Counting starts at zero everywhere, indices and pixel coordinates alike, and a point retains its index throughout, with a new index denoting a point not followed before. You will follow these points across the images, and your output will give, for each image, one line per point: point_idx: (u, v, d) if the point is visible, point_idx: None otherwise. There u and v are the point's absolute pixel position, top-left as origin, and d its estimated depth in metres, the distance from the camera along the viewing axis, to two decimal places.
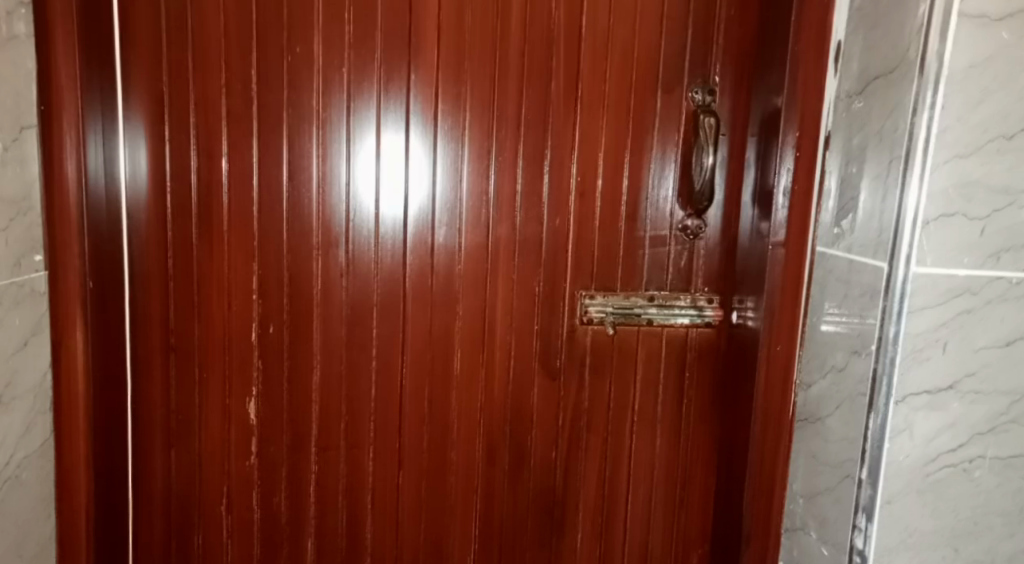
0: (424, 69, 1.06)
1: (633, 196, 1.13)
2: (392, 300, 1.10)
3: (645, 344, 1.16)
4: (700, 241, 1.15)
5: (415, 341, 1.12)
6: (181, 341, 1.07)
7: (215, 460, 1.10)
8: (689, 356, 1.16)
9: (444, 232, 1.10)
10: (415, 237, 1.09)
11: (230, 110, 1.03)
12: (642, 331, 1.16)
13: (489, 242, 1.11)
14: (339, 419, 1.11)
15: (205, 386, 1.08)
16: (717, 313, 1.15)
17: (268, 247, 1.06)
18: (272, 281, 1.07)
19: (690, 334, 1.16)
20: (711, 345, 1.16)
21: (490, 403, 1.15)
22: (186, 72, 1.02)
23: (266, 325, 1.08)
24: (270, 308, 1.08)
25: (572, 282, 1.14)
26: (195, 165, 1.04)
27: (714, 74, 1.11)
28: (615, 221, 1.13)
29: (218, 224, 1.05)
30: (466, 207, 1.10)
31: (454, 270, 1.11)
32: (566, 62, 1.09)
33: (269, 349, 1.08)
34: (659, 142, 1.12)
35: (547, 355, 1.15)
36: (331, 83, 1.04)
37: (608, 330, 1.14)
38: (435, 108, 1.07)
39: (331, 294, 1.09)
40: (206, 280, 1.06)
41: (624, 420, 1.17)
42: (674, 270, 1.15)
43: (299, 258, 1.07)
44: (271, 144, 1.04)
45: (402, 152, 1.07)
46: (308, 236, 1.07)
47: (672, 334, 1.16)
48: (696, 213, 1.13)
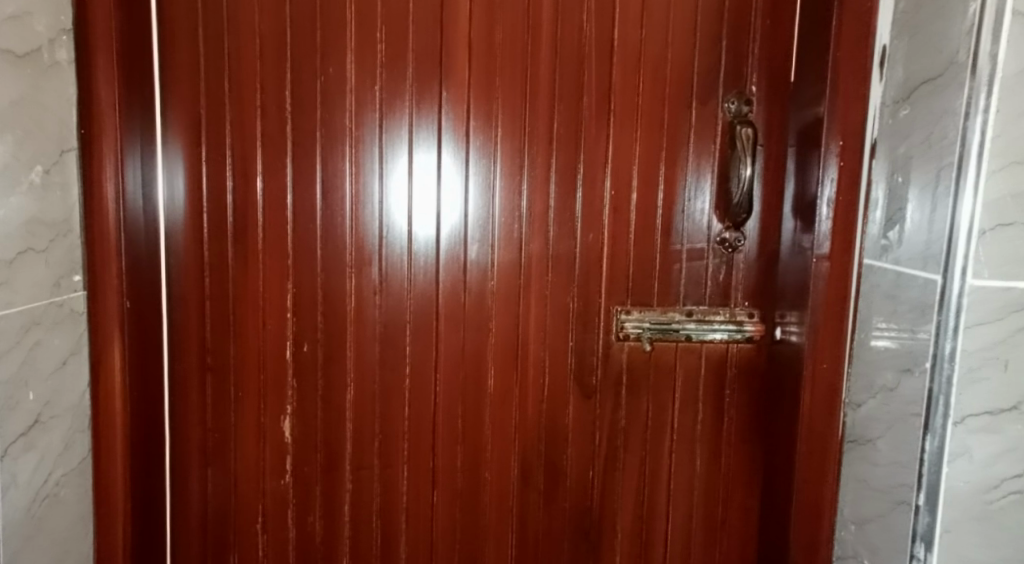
0: (455, 87, 1.06)
1: (668, 209, 1.11)
2: (425, 319, 1.09)
3: (683, 361, 1.14)
4: (738, 255, 1.13)
5: (448, 359, 1.10)
6: (218, 360, 1.06)
7: (250, 479, 1.09)
8: (729, 372, 1.14)
9: (475, 249, 1.09)
10: (447, 255, 1.09)
11: (265, 131, 1.04)
12: (680, 347, 1.14)
13: (522, 259, 1.10)
14: (372, 439, 1.10)
15: (241, 405, 1.07)
16: (757, 328, 1.13)
17: (302, 265, 1.06)
18: (306, 301, 1.06)
19: (730, 350, 1.14)
20: (752, 363, 1.14)
21: (524, 421, 1.13)
22: (222, 94, 1.03)
23: (300, 344, 1.07)
24: (304, 326, 1.07)
25: (607, 298, 1.12)
26: (231, 184, 1.04)
27: (749, 85, 1.09)
28: (650, 237, 1.11)
29: (253, 244, 1.05)
30: (498, 226, 1.09)
31: (487, 288, 1.10)
32: (598, 76, 1.08)
33: (304, 368, 1.07)
34: (695, 155, 1.10)
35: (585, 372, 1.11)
36: (363, 103, 1.05)
37: (645, 346, 1.12)
38: (466, 125, 1.07)
39: (364, 312, 1.08)
40: (241, 299, 1.06)
41: (662, 440, 1.15)
42: (712, 284, 1.13)
43: (332, 277, 1.07)
44: (305, 165, 1.05)
45: (435, 170, 1.07)
46: (341, 254, 1.07)
47: (711, 349, 1.14)
48: (734, 226, 1.11)
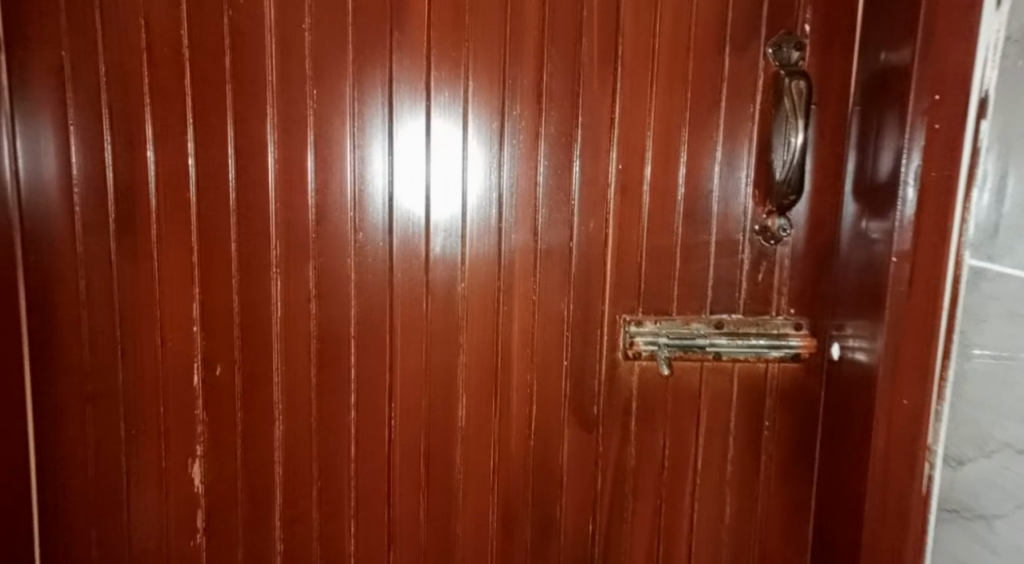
0: (411, 27, 0.80)
1: (693, 190, 0.86)
2: (376, 333, 0.84)
3: (709, 384, 0.90)
4: (782, 248, 0.88)
5: (407, 383, 0.86)
6: (102, 388, 0.82)
7: (152, 539, 0.85)
8: (768, 399, 0.91)
9: (441, 242, 0.84)
10: (404, 248, 0.84)
11: (156, 86, 0.78)
12: (706, 365, 0.90)
13: (502, 255, 0.85)
14: (309, 486, 0.86)
15: (135, 445, 0.83)
16: (807, 341, 0.89)
17: (212, 264, 0.81)
18: (218, 310, 0.82)
19: (771, 369, 0.90)
20: (799, 386, 0.90)
21: (506, 462, 0.88)
22: (95, 35, 0.77)
23: (212, 366, 0.82)
24: (217, 343, 0.82)
25: (612, 304, 0.87)
26: (112, 158, 0.79)
27: (801, 24, 0.83)
28: (669, 225, 0.86)
29: (145, 238, 0.80)
30: (471, 212, 0.84)
31: (456, 292, 0.85)
32: (601, 13, 0.82)
33: (218, 396, 0.83)
34: (729, 119, 0.85)
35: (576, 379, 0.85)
36: (289, 47, 0.79)
37: (663, 370, 0.85)
38: (427, 77, 0.81)
39: (297, 323, 0.83)
40: (131, 309, 0.81)
41: (682, 482, 0.91)
42: (748, 286, 0.89)
43: (253, 280, 0.82)
44: (212, 131, 0.80)
45: (386, 139, 0.82)
46: (265, 249, 0.81)
47: (745, 369, 0.90)
48: (778, 211, 0.86)
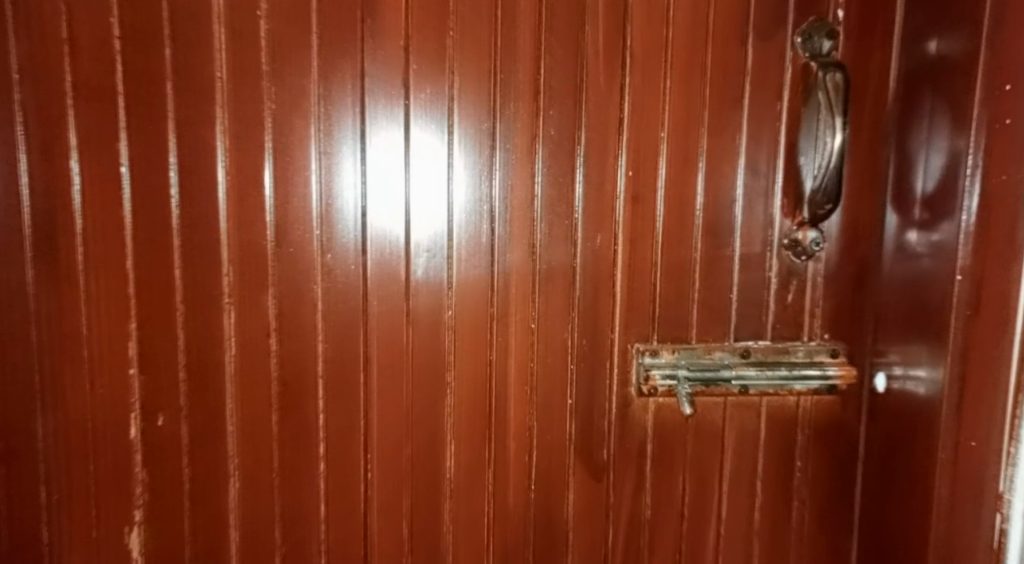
0: (387, 14, 0.69)
1: (714, 200, 0.75)
2: (348, 371, 0.72)
3: (734, 422, 0.79)
4: (814, 265, 0.77)
5: (386, 429, 0.73)
6: (19, 443, 0.69)
7: None
8: (801, 437, 0.79)
9: (424, 263, 0.72)
10: (380, 271, 0.71)
11: (81, 84, 0.66)
12: (730, 401, 0.78)
13: (496, 277, 0.73)
14: (272, 552, 0.73)
15: (60, 510, 0.70)
16: (845, 369, 0.77)
17: (150, 294, 0.68)
18: (159, 348, 0.69)
19: (803, 403, 0.79)
20: (836, 422, 0.79)
21: (502, 518, 0.76)
22: (7, 23, 0.65)
23: (153, 415, 0.70)
24: (159, 387, 0.69)
25: (623, 332, 0.76)
26: (28, 169, 0.66)
27: (834, 10, 0.73)
28: (687, 241, 0.75)
29: (69, 264, 0.68)
30: (458, 228, 0.72)
31: (443, 321, 0.73)
32: None
33: (161, 450, 0.70)
34: (754, 118, 0.74)
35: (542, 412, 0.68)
36: (242, 37, 0.67)
37: (685, 409, 0.73)
38: (405, 72, 0.69)
39: (255, 362, 0.70)
40: (53, 349, 0.68)
41: (705, 535, 0.79)
42: (777, 309, 0.77)
43: (200, 312, 0.69)
44: (150, 137, 0.67)
45: (358, 145, 0.70)
46: (214, 275, 0.69)
47: (775, 404, 0.79)
48: (811, 222, 0.75)
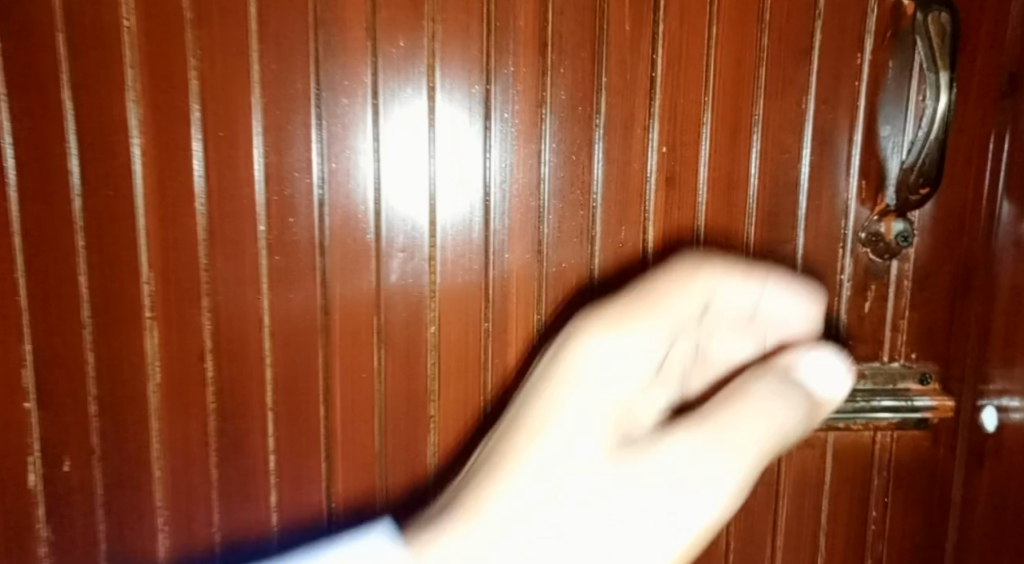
0: None
1: (772, 184, 0.59)
2: (307, 403, 0.58)
3: (794, 462, 0.64)
4: (900, 265, 0.60)
5: (354, 476, 0.59)
6: None
7: None
8: (879, 481, 0.64)
9: (399, 266, 0.57)
10: (343, 276, 0.56)
11: None
12: None
13: (491, 285, 0.58)
14: None
15: None
16: (939, 400, 0.61)
17: (51, 312, 0.54)
18: (65, 378, 0.55)
19: (880, 438, 0.63)
20: (923, 462, 0.64)
21: None
22: None
23: (60, 460, 0.56)
24: (66, 426, 0.56)
25: None
26: None
27: None
28: (735, 237, 0.59)
29: None
30: (442, 219, 0.57)
31: (423, 341, 0.58)
32: None
33: (71, 504, 0.56)
34: (824, 76, 0.58)
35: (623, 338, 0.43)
36: None
37: None
38: (370, 21, 0.54)
39: (189, 393, 0.56)
40: None
41: None
42: (852, 324, 0.61)
43: (116, 333, 0.55)
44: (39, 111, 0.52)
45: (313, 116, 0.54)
46: (132, 286, 0.55)
47: (845, 439, 0.63)
48: (899, 211, 0.58)
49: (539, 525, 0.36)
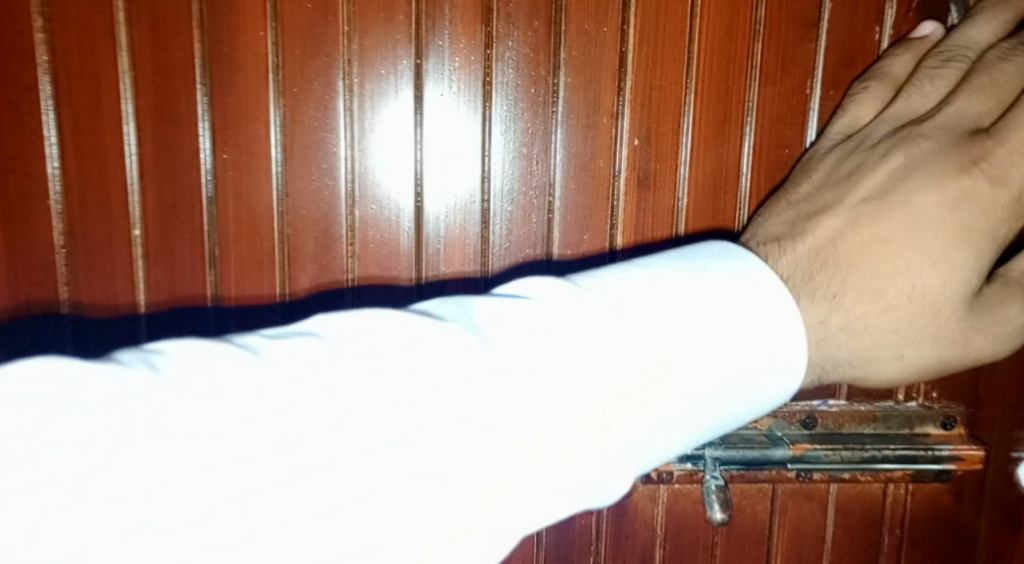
0: None
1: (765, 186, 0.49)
2: None
3: (787, 517, 0.53)
4: None
5: None
6: None
7: None
8: (888, 540, 0.54)
9: (309, 277, 0.48)
10: (243, 288, 0.48)
11: None
12: (782, 488, 0.53)
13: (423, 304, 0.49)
14: None
15: None
16: (965, 448, 0.51)
17: None
18: None
19: (893, 491, 0.53)
20: (942, 520, 0.53)
21: None
22: None
23: None
24: None
25: None
26: None
27: None
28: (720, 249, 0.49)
29: None
30: (363, 220, 0.47)
31: None
32: None
33: None
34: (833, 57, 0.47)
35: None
36: None
37: (712, 515, 0.48)
38: None
39: None
40: None
41: None
42: None
43: None
44: None
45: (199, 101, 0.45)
46: None
47: (850, 492, 0.53)
48: None
49: (468, 393, 0.26)
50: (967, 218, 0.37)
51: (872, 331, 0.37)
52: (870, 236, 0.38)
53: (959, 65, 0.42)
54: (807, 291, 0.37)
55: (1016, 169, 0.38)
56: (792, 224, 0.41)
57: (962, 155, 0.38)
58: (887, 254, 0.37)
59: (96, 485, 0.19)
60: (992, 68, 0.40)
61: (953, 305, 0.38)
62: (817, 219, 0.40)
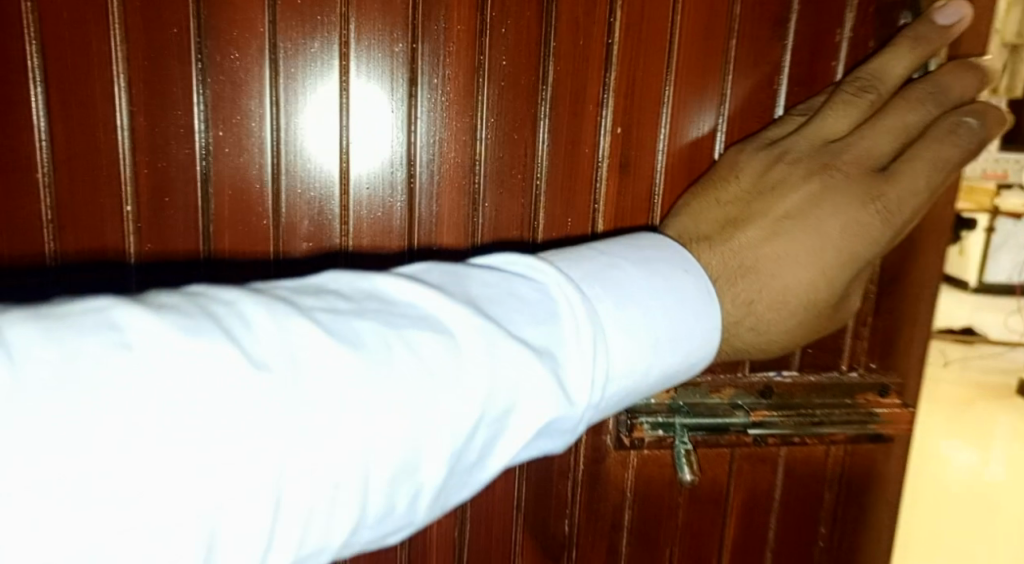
0: None
1: None
2: None
3: (743, 477, 0.59)
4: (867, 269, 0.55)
5: None
6: None
7: None
8: (828, 495, 0.60)
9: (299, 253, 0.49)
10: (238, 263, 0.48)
11: None
12: (738, 451, 0.58)
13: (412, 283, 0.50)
14: None
15: None
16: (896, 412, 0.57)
17: None
18: None
19: (834, 452, 0.59)
20: (875, 475, 0.60)
21: None
22: None
23: None
24: None
25: None
26: None
27: None
28: None
29: None
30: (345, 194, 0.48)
31: None
32: None
33: None
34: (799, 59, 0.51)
35: (910, 190, 0.46)
36: None
37: (683, 476, 0.53)
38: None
39: None
40: None
41: None
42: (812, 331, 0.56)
43: None
44: None
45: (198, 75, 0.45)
46: None
47: (799, 454, 0.59)
48: None
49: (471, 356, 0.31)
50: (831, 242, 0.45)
51: (773, 333, 0.46)
52: (775, 251, 0.45)
53: (872, 96, 0.47)
54: (729, 293, 0.45)
55: (902, 208, 0.46)
56: (718, 227, 0.47)
57: (864, 192, 0.45)
58: (790, 266, 0.45)
59: (96, 494, 0.21)
60: (904, 109, 0.46)
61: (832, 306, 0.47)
62: (737, 229, 0.46)
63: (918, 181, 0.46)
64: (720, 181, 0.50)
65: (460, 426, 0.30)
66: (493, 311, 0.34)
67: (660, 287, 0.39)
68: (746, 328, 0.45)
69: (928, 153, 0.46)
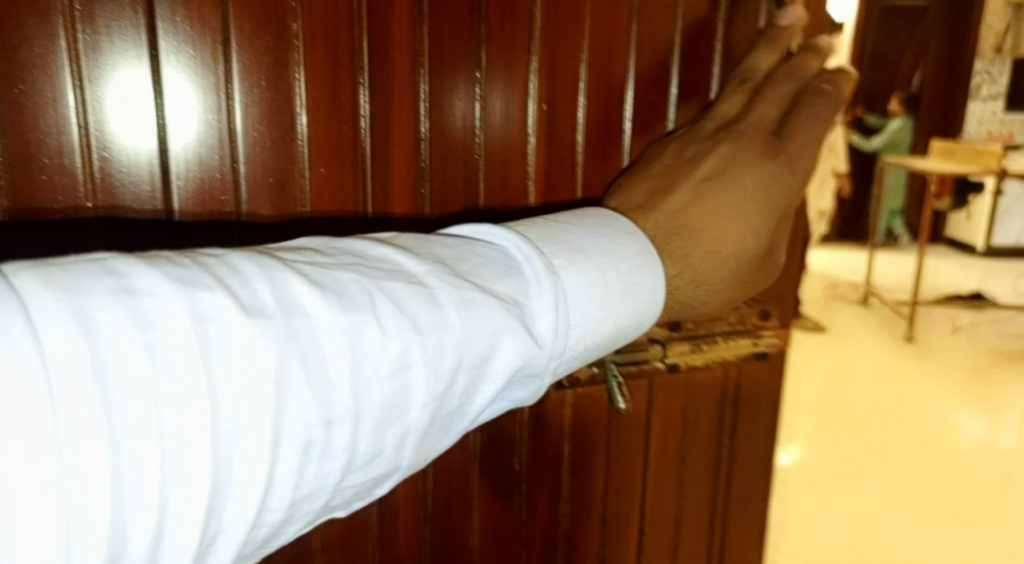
0: None
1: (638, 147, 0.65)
2: None
3: (662, 404, 0.68)
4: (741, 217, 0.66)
5: None
6: None
7: None
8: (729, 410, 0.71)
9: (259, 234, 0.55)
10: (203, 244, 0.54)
11: None
12: (658, 380, 0.66)
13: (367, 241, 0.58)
14: None
15: None
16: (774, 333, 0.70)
17: None
18: None
19: (731, 372, 0.70)
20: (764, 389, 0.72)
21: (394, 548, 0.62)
22: None
23: None
24: None
25: None
26: None
27: None
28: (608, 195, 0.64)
29: None
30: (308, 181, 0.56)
31: None
32: None
33: None
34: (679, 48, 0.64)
35: (803, 146, 0.57)
36: None
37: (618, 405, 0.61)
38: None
39: None
40: None
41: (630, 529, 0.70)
42: None
43: None
44: None
45: (147, 70, 0.49)
46: None
47: (706, 378, 0.68)
48: None
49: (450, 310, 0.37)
50: (743, 200, 0.55)
51: (704, 280, 0.55)
52: (701, 209, 0.54)
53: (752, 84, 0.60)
54: (668, 249, 0.53)
55: (800, 161, 0.57)
56: (649, 198, 0.57)
57: (764, 152, 0.56)
58: (712, 221, 0.54)
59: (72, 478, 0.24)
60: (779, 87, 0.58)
61: (758, 254, 0.57)
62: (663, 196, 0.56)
63: (809, 138, 0.57)
64: (643, 169, 0.61)
65: (434, 363, 0.36)
66: (457, 268, 0.41)
67: (598, 240, 0.47)
68: (686, 279, 0.54)
69: (806, 114, 0.57)
